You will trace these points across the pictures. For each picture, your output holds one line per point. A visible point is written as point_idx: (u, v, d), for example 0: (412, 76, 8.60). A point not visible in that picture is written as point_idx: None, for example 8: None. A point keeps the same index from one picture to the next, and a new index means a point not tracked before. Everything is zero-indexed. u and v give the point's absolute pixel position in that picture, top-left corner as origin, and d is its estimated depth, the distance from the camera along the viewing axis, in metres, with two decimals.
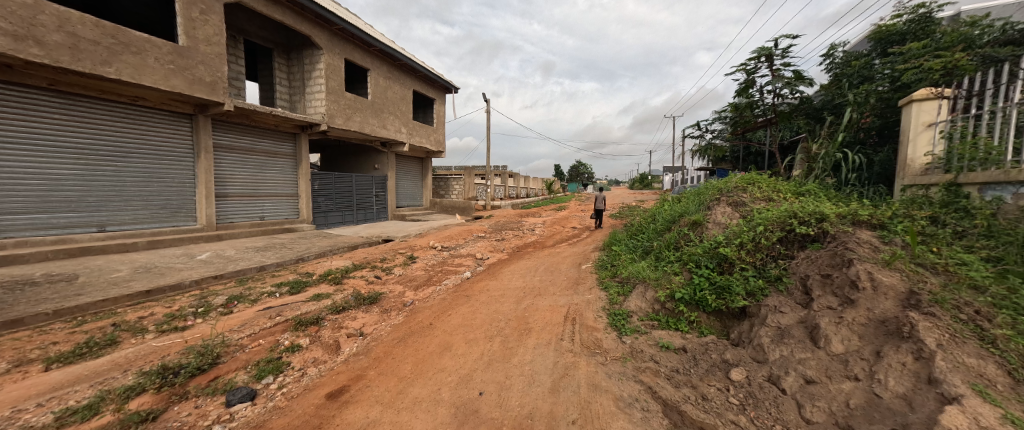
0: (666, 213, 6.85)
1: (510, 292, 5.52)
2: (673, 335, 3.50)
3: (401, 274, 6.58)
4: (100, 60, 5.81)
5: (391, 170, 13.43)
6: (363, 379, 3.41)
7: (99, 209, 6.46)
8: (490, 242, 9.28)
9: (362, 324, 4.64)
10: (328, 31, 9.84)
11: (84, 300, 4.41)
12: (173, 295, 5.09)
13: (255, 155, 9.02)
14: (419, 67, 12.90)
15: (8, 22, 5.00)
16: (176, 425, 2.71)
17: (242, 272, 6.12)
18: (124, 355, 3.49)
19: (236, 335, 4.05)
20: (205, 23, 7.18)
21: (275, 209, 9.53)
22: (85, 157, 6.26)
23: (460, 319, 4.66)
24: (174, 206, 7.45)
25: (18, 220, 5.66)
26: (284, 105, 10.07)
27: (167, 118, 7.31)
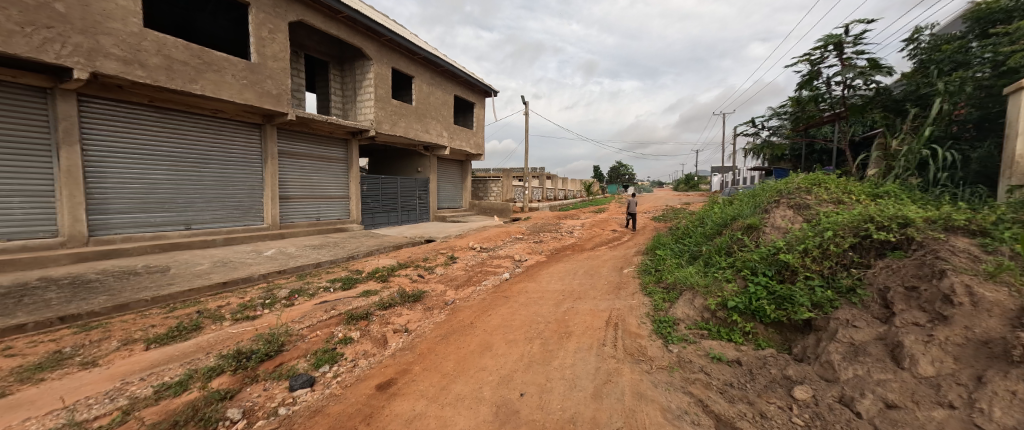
0: (716, 216, 6.46)
1: (549, 294, 5.50)
2: (726, 346, 3.30)
3: (443, 274, 6.79)
4: (189, 79, 6.62)
5: (432, 173, 13.93)
6: (409, 373, 3.57)
7: (185, 209, 7.32)
8: (528, 244, 9.29)
9: (407, 320, 4.85)
10: (378, 42, 10.44)
11: (174, 289, 5.04)
12: (244, 287, 5.66)
13: (313, 160, 9.79)
14: (460, 72, 13.29)
15: (120, 49, 5.86)
16: (248, 405, 3.01)
17: (301, 268, 6.67)
18: (207, 339, 3.94)
19: (297, 325, 4.42)
20: (273, 41, 7.93)
21: (329, 209, 10.26)
22: (175, 163, 7.15)
23: (500, 319, 4.72)
24: (244, 207, 8.28)
25: (125, 218, 6.54)
26: (338, 113, 10.82)
27: (240, 129, 8.15)
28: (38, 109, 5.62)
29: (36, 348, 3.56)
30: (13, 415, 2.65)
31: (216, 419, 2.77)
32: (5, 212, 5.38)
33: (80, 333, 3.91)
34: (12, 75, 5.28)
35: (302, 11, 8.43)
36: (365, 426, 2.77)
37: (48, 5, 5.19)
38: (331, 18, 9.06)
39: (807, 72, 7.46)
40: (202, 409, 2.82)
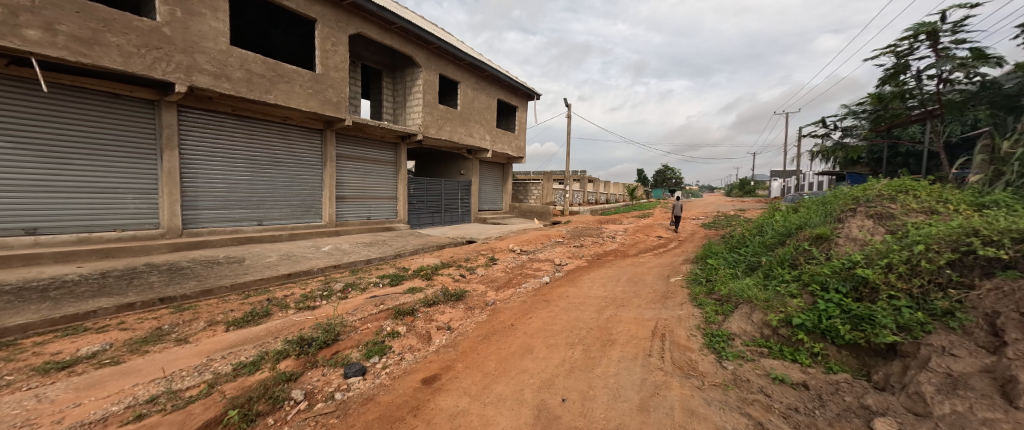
0: (779, 224, 5.97)
1: (591, 300, 5.39)
2: (789, 367, 3.03)
3: (484, 275, 6.92)
4: (264, 90, 7.38)
5: (474, 175, 14.26)
6: (452, 369, 3.68)
7: (258, 207, 8.14)
8: (569, 248, 9.20)
9: (449, 318, 5.01)
10: (427, 50, 10.94)
11: (248, 278, 5.62)
12: (306, 279, 6.18)
13: (366, 163, 10.44)
14: (504, 77, 13.52)
15: (211, 65, 6.67)
16: (309, 388, 3.28)
17: (354, 263, 7.14)
18: (275, 325, 4.36)
19: (350, 317, 4.75)
20: (335, 53, 8.60)
21: (379, 209, 10.88)
22: (251, 166, 7.99)
23: (541, 323, 4.71)
24: (306, 205, 9.03)
25: (211, 214, 7.40)
26: (389, 118, 11.45)
27: (305, 134, 8.93)
28: (148, 119, 6.56)
29: (142, 323, 4.15)
30: (125, 380, 3.11)
31: (283, 398, 3.06)
32: (121, 206, 6.32)
33: (175, 313, 4.49)
34: (129, 90, 6.23)
35: (360, 24, 9.08)
36: (412, 418, 2.90)
37: (158, 29, 6.05)
38: (385, 29, 9.65)
39: (891, 65, 6.67)
40: (271, 388, 3.12)
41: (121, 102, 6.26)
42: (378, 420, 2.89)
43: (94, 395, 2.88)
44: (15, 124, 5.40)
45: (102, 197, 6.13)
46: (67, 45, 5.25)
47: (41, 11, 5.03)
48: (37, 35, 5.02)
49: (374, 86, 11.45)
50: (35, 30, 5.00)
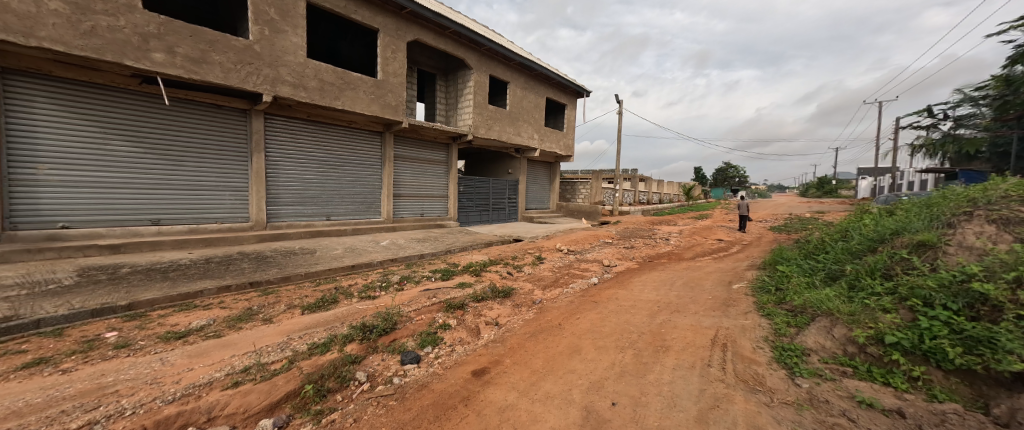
0: (869, 229, 5.25)
1: (642, 304, 5.18)
2: (880, 390, 2.66)
3: (531, 273, 6.96)
4: (334, 96, 8.10)
5: (521, 174, 14.38)
6: (501, 364, 3.77)
7: (327, 204, 8.95)
8: (618, 250, 8.91)
9: (497, 314, 5.12)
10: (478, 52, 11.24)
11: (319, 268, 6.23)
12: (367, 271, 6.69)
13: (420, 163, 11.01)
14: (553, 75, 13.44)
15: (291, 76, 7.47)
16: (371, 371, 3.56)
17: (409, 258, 7.58)
18: (342, 312, 4.78)
19: (406, 308, 5.06)
20: (394, 59, 9.17)
21: (431, 207, 11.41)
22: (322, 166, 8.81)
23: (590, 324, 4.63)
24: (367, 203, 9.75)
25: (289, 210, 8.29)
26: (442, 120, 11.90)
27: (367, 137, 9.64)
28: (241, 126, 7.54)
29: (237, 303, 4.80)
30: (225, 351, 3.62)
31: (349, 378, 3.35)
32: (220, 202, 7.34)
33: (261, 295, 5.13)
34: (227, 101, 7.20)
35: (418, 31, 9.59)
36: (463, 407, 3.02)
37: (250, 46, 6.91)
38: (440, 34, 10.10)
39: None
40: (339, 368, 3.44)
41: (221, 112, 7.24)
42: (432, 406, 3.05)
43: (202, 362, 3.40)
44: (145, 134, 6.48)
45: (206, 194, 7.16)
46: (183, 64, 6.20)
47: (165, 37, 6.01)
48: (161, 57, 5.99)
49: (428, 90, 12.01)
50: (160, 53, 5.98)
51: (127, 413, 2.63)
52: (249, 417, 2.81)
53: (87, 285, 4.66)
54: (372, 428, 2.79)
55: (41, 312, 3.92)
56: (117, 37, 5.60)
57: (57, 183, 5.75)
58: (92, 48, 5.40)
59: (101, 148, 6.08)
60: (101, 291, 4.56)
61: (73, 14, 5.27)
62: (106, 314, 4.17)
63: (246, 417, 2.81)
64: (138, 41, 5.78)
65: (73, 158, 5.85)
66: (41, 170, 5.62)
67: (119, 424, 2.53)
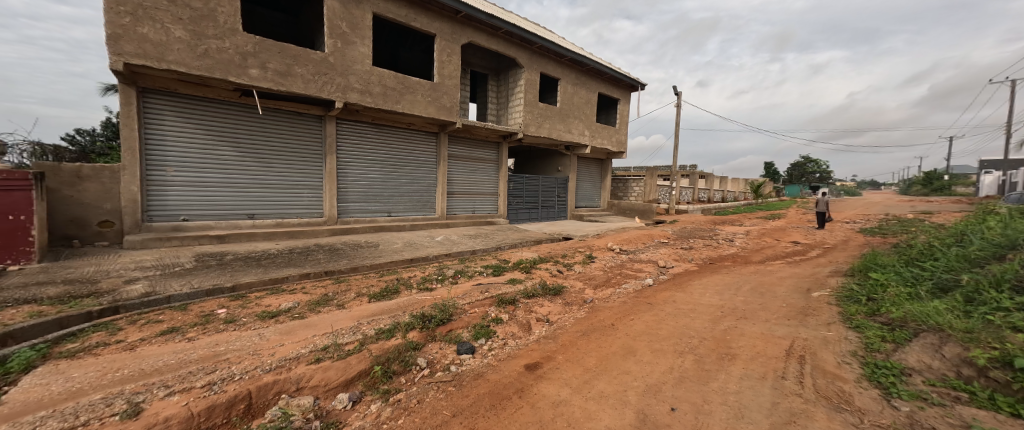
0: (997, 234, 4.41)
1: (703, 308, 4.88)
2: (1007, 423, 2.24)
3: (581, 272, 6.88)
4: (395, 101, 8.68)
5: (571, 171, 14.22)
6: (553, 360, 3.80)
7: (389, 201, 9.63)
8: (675, 250, 8.44)
9: (548, 311, 5.15)
10: (529, 51, 11.30)
11: (382, 261, 6.76)
12: (424, 264, 7.11)
13: (471, 161, 11.36)
14: (606, 69, 13.06)
15: (358, 83, 8.12)
16: (430, 357, 3.79)
17: (462, 253, 7.89)
18: (404, 301, 5.14)
19: (461, 300, 5.30)
20: (449, 62, 9.56)
21: (482, 205, 11.75)
22: (384, 166, 9.47)
23: (645, 326, 4.47)
24: (424, 200, 10.32)
25: (356, 206, 9.06)
26: (493, 119, 12.17)
27: (424, 138, 10.19)
28: (318, 131, 8.37)
29: (315, 289, 5.40)
30: (308, 331, 4.10)
31: (411, 363, 3.61)
32: (300, 199, 8.24)
33: (334, 283, 5.70)
34: (306, 109, 8.04)
35: (471, 34, 9.89)
36: (516, 399, 3.10)
37: (326, 58, 7.65)
38: (493, 35, 10.33)
39: None
40: (403, 353, 3.72)
41: (301, 119, 8.11)
42: (488, 395, 3.18)
43: (291, 339, 3.88)
44: (243, 140, 7.47)
45: (290, 192, 8.07)
46: (272, 77, 7.05)
47: (259, 54, 6.88)
48: (256, 72, 6.88)
49: (480, 90, 12.34)
50: (255, 69, 6.86)
51: (235, 377, 3.10)
52: (329, 390, 3.17)
53: (202, 269, 5.55)
54: (433, 410, 2.99)
55: (170, 289, 4.75)
56: (223, 57, 6.54)
57: (180, 182, 6.89)
58: (204, 68, 6.37)
59: (211, 152, 7.13)
60: (212, 274, 5.40)
61: (192, 40, 6.25)
62: (217, 294, 4.93)
63: (326, 390, 3.17)
64: (239, 59, 6.69)
65: (192, 162, 6.97)
66: (168, 172, 6.77)
67: (230, 386, 2.99)
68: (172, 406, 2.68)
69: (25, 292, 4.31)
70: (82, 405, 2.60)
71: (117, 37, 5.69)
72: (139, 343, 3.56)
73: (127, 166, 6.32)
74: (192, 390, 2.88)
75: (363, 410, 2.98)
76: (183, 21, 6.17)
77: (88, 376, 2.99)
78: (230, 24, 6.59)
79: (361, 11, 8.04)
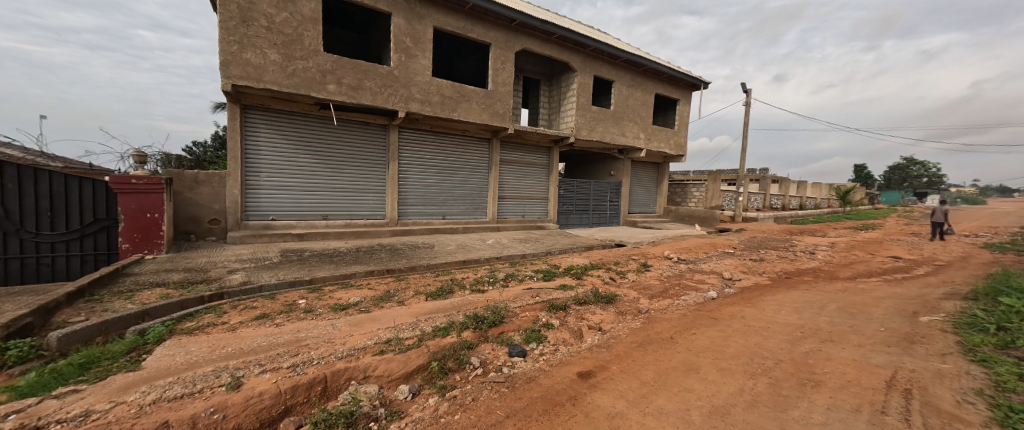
0: None
1: (778, 327, 4.40)
2: None
3: (636, 280, 6.59)
4: (452, 109, 9.11)
5: (625, 176, 13.77)
6: (607, 370, 3.68)
7: (444, 205, 10.08)
8: (742, 262, 7.73)
9: (600, 320, 5.00)
10: (583, 54, 11.18)
11: (439, 261, 7.09)
12: (476, 266, 7.32)
13: (522, 166, 11.49)
14: (664, 68, 12.45)
15: (419, 93, 8.65)
16: (483, 358, 3.88)
17: (512, 256, 7.99)
18: (458, 302, 5.34)
19: (513, 303, 5.36)
20: (503, 70, 9.80)
21: (532, 209, 11.82)
22: (439, 171, 9.95)
23: (709, 342, 4.15)
24: (476, 204, 10.64)
25: (414, 209, 9.62)
26: (545, 124, 12.21)
27: (477, 144, 10.53)
28: (383, 139, 9.05)
29: (379, 286, 5.83)
30: (373, 324, 4.43)
31: (465, 361, 3.72)
32: (366, 202, 8.94)
33: (396, 281, 6.10)
34: (373, 119, 8.74)
35: (525, 40, 10.05)
36: (570, 406, 3.06)
37: (392, 71, 8.27)
38: (546, 40, 10.41)
39: None
40: (458, 351, 3.86)
41: (368, 128, 8.83)
42: (540, 400, 3.17)
43: (359, 331, 4.22)
44: (321, 148, 8.32)
45: (357, 195, 8.80)
46: (346, 91, 7.78)
47: (336, 71, 7.64)
48: (333, 88, 7.65)
49: (532, 96, 12.47)
50: (332, 84, 7.64)
51: (314, 361, 3.45)
52: (392, 380, 3.39)
53: (286, 263, 6.28)
54: (487, 409, 3.05)
55: (262, 280, 5.44)
56: (307, 75, 7.37)
57: (270, 186, 7.85)
58: (292, 86, 7.24)
59: (295, 160, 8.05)
60: (294, 268, 6.09)
61: (284, 62, 7.14)
62: (298, 285, 5.54)
63: (390, 380, 3.40)
64: (320, 76, 7.49)
65: (280, 168, 7.91)
66: (262, 177, 7.76)
67: (310, 369, 3.32)
68: (264, 382, 3.05)
69: (156, 276, 5.23)
70: (198, 375, 3.07)
71: (228, 63, 6.68)
72: (238, 326, 4.13)
73: (232, 172, 7.37)
74: (280, 370, 3.26)
75: (422, 403, 3.15)
76: (277, 46, 7.08)
77: (202, 351, 3.52)
78: (313, 46, 7.41)
79: (423, 26, 8.58)
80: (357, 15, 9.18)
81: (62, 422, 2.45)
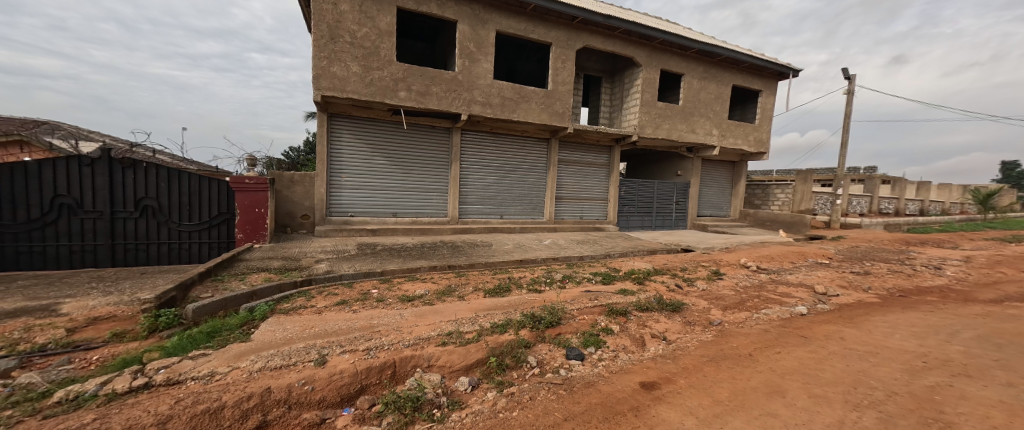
0: None
1: (891, 354, 3.71)
2: None
3: (706, 289, 6.05)
4: (512, 110, 9.26)
5: (694, 176, 12.76)
6: (673, 383, 3.42)
7: (502, 205, 10.29)
8: (840, 275, 6.67)
9: (665, 329, 4.69)
10: (649, 47, 10.61)
11: (497, 260, 7.25)
12: (533, 265, 7.34)
13: (581, 166, 11.26)
14: (744, 57, 11.27)
15: (481, 96, 8.94)
16: (540, 358, 3.86)
17: (569, 258, 7.86)
18: (516, 300, 5.40)
19: (570, 305, 5.26)
20: (563, 69, 9.70)
21: (591, 211, 11.52)
22: (498, 171, 10.17)
23: (798, 363, 3.64)
24: (533, 204, 10.69)
25: (474, 209, 9.96)
26: (605, 122, 11.84)
27: (536, 144, 10.56)
28: (446, 141, 9.52)
29: (442, 280, 6.14)
30: (436, 316, 4.67)
31: (523, 360, 3.75)
32: (430, 201, 9.49)
33: (457, 277, 6.38)
34: (438, 122, 9.25)
35: (587, 37, 9.84)
36: (633, 417, 2.90)
37: (456, 76, 8.67)
38: (609, 36, 10.08)
39: None
40: (515, 348, 3.90)
41: (434, 131, 9.36)
42: (600, 407, 3.06)
43: (423, 322, 4.49)
44: (392, 151, 9.02)
45: (422, 195, 9.38)
46: (415, 97, 8.35)
47: (407, 79, 8.23)
48: (404, 94, 8.26)
49: (593, 94, 12.17)
50: (403, 91, 8.24)
51: (385, 346, 3.74)
52: (453, 371, 3.54)
53: (362, 255, 6.94)
54: (545, 410, 3.03)
55: (342, 270, 6.08)
56: (382, 84, 8.06)
57: (350, 186, 8.72)
58: (370, 94, 7.96)
59: (370, 162, 8.83)
60: (370, 260, 6.69)
61: (363, 73, 7.89)
62: (371, 276, 6.08)
63: (451, 371, 3.55)
64: (393, 84, 8.14)
65: (358, 169, 8.74)
66: (343, 177, 8.64)
67: (381, 353, 3.60)
68: (344, 362, 3.39)
69: (262, 263, 6.12)
70: (293, 349, 3.52)
71: (319, 76, 7.58)
72: (323, 309, 4.66)
73: (319, 173, 8.33)
74: (356, 351, 3.59)
75: (481, 396, 3.24)
76: (358, 59, 7.84)
77: (296, 329, 4.03)
78: (388, 56, 8.07)
79: (486, 31, 8.85)
80: (427, 26, 9.80)
81: (196, 379, 2.99)
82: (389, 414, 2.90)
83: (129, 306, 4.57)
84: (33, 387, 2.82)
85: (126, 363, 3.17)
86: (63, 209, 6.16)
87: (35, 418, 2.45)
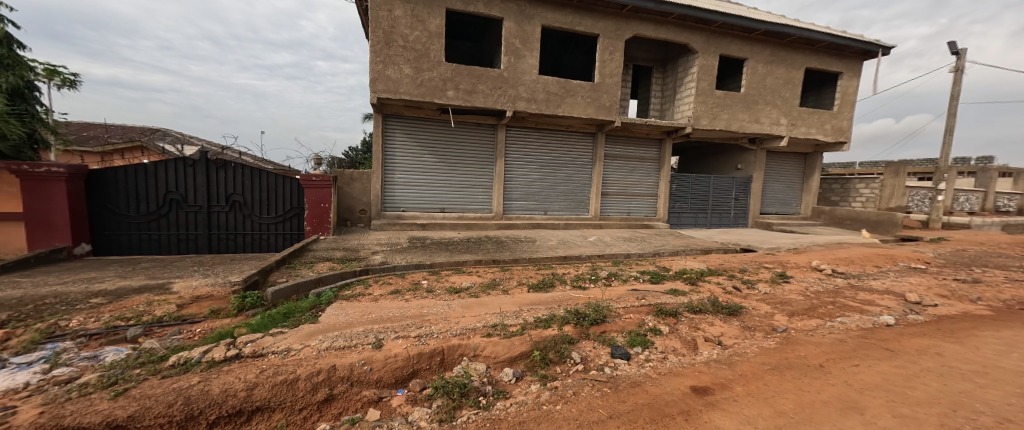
0: None
1: (1008, 376, 3.14)
2: None
3: (769, 293, 5.56)
4: (557, 105, 9.17)
5: (757, 169, 11.72)
6: (729, 390, 3.21)
7: (546, 201, 10.26)
8: (940, 283, 5.74)
9: (720, 333, 4.39)
10: (706, 32, 9.88)
11: (541, 255, 7.27)
12: (577, 262, 7.26)
13: (629, 160, 10.85)
14: (821, 36, 10.04)
15: (526, 92, 8.96)
16: (584, 355, 3.83)
17: (615, 255, 7.65)
18: (559, 296, 5.38)
19: (616, 303, 5.12)
20: (611, 60, 9.38)
21: (639, 207, 11.07)
22: (542, 166, 10.14)
23: (881, 379, 3.22)
24: (578, 201, 10.53)
25: (518, 205, 10.05)
26: (656, 114, 11.26)
27: (581, 139, 10.36)
28: (491, 138, 9.69)
29: (487, 274, 6.31)
30: (482, 309, 4.81)
31: (567, 355, 3.75)
32: (476, 197, 9.75)
33: (501, 271, 6.51)
34: (484, 120, 9.44)
35: (637, 26, 9.41)
36: (682, 420, 2.79)
37: (502, 74, 8.77)
38: (661, 22, 9.54)
39: None
40: (559, 344, 3.90)
41: (479, 128, 9.57)
42: (646, 407, 2.97)
43: (469, 313, 4.65)
44: (440, 148, 9.38)
45: (468, 191, 9.66)
46: (462, 96, 8.60)
47: (454, 78, 8.50)
48: (452, 94, 8.54)
49: (643, 85, 11.62)
50: (451, 91, 8.53)
51: (434, 334, 3.94)
52: (498, 362, 3.65)
53: (413, 248, 7.35)
54: (589, 406, 3.01)
55: (395, 261, 6.50)
56: (432, 84, 8.40)
57: (402, 182, 9.24)
58: (420, 95, 8.35)
59: (420, 159, 9.28)
60: (420, 253, 7.05)
61: (414, 74, 8.29)
62: (421, 268, 6.42)
63: (496, 361, 3.66)
64: (442, 85, 8.45)
65: (410, 167, 9.24)
66: (396, 174, 9.18)
67: (431, 340, 3.80)
68: (398, 346, 3.63)
69: (326, 253, 6.75)
70: (355, 332, 3.86)
71: (375, 80, 8.11)
72: (379, 297, 5.02)
73: (375, 171, 8.93)
74: (409, 338, 3.84)
75: (525, 388, 3.30)
76: (410, 61, 8.25)
77: (355, 314, 4.40)
78: (437, 58, 8.38)
79: (532, 26, 8.83)
80: (474, 25, 10.00)
81: (275, 352, 3.40)
82: (438, 398, 3.08)
83: (223, 287, 5.30)
84: (155, 351, 3.40)
85: (221, 336, 3.70)
86: (173, 204, 7.28)
87: (157, 377, 2.96)
